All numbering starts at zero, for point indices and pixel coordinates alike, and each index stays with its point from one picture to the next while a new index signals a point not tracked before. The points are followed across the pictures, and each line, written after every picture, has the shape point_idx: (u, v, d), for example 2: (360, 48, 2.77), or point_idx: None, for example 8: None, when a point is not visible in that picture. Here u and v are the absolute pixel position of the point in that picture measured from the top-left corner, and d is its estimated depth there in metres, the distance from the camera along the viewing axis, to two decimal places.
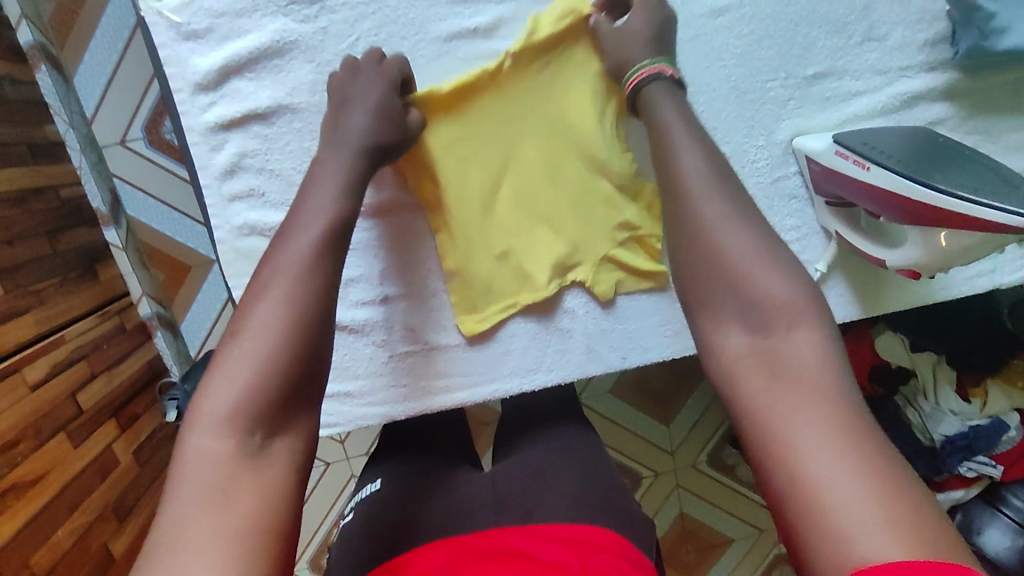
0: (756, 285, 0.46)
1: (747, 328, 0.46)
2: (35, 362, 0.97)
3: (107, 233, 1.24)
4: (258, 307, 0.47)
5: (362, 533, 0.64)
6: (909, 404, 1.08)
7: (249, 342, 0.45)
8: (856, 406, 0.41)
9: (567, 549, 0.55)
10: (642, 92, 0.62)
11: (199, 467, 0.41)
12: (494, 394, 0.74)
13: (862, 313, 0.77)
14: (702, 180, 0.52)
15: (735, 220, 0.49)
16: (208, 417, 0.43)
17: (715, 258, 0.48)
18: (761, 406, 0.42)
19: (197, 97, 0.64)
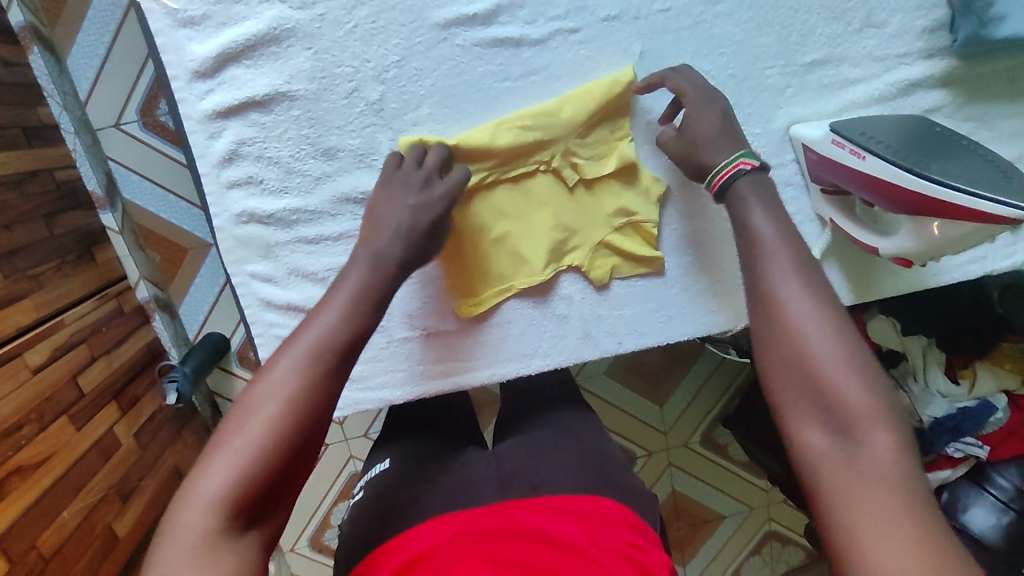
0: (836, 390, 0.45)
1: (830, 433, 0.44)
2: (35, 346, 0.97)
3: (103, 216, 1.24)
4: (263, 382, 0.45)
5: (371, 512, 0.66)
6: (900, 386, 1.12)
7: (248, 421, 0.44)
8: (896, 514, 0.40)
9: (577, 524, 0.58)
10: (728, 190, 0.56)
11: (176, 552, 0.40)
12: (484, 378, 0.76)
13: (854, 297, 0.80)
14: (793, 260, 0.50)
15: (821, 310, 0.47)
16: (198, 497, 0.42)
17: (804, 363, 0.46)
18: (834, 503, 0.42)
19: (194, 84, 0.64)
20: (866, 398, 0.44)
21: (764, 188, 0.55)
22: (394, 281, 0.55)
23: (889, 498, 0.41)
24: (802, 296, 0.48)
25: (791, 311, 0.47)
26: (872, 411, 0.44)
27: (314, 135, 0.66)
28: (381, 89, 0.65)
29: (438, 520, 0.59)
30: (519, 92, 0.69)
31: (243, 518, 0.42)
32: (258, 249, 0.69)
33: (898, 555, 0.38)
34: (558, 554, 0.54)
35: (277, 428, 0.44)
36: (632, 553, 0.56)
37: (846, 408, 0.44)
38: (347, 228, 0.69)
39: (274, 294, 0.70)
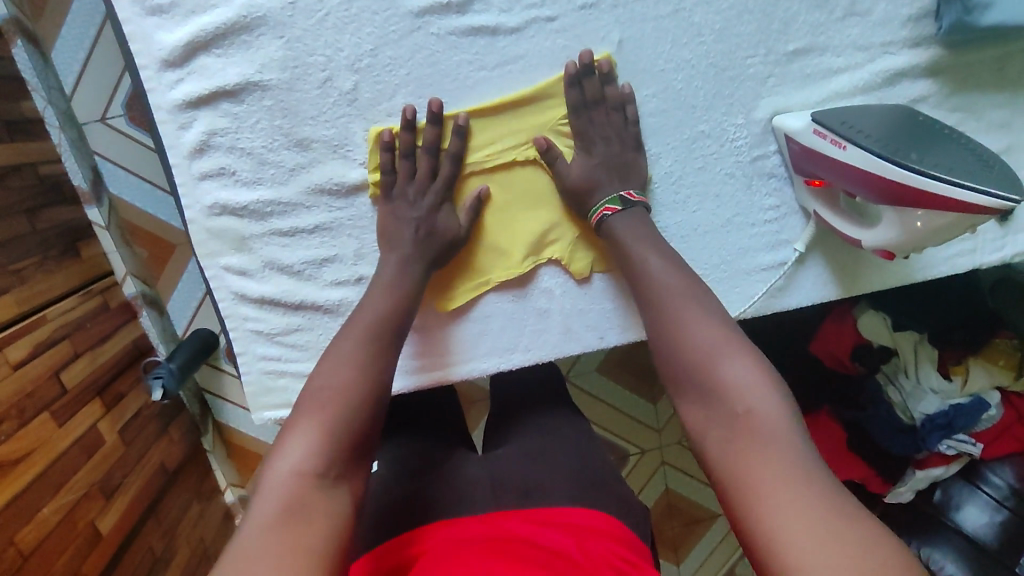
0: (724, 373, 0.53)
1: (716, 413, 0.52)
2: (17, 342, 0.97)
3: (89, 211, 1.23)
4: (335, 361, 0.57)
5: (364, 516, 0.65)
6: (890, 383, 1.10)
7: (329, 388, 0.54)
8: (792, 451, 0.48)
9: (564, 535, 0.57)
10: (605, 225, 0.68)
11: (277, 481, 0.47)
12: (464, 373, 0.75)
13: (839, 292, 0.78)
14: (672, 279, 0.62)
15: (705, 315, 0.58)
16: (299, 443, 0.50)
17: (695, 356, 0.56)
18: (731, 454, 0.50)
19: (164, 74, 0.63)
20: (757, 373, 0.53)
21: (650, 230, 0.67)
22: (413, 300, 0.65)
23: (778, 442, 0.48)
24: (692, 306, 0.59)
25: (685, 319, 0.58)
26: (756, 385, 0.52)
27: (287, 126, 0.65)
28: (354, 78, 0.64)
29: (437, 528, 0.59)
30: (495, 82, 0.67)
31: (333, 473, 0.50)
32: (232, 241, 0.68)
33: (798, 484, 0.45)
34: (546, 552, 0.53)
35: (346, 397, 0.54)
36: (620, 564, 0.54)
37: (733, 388, 0.52)
38: (322, 221, 0.68)
39: (248, 287, 0.69)
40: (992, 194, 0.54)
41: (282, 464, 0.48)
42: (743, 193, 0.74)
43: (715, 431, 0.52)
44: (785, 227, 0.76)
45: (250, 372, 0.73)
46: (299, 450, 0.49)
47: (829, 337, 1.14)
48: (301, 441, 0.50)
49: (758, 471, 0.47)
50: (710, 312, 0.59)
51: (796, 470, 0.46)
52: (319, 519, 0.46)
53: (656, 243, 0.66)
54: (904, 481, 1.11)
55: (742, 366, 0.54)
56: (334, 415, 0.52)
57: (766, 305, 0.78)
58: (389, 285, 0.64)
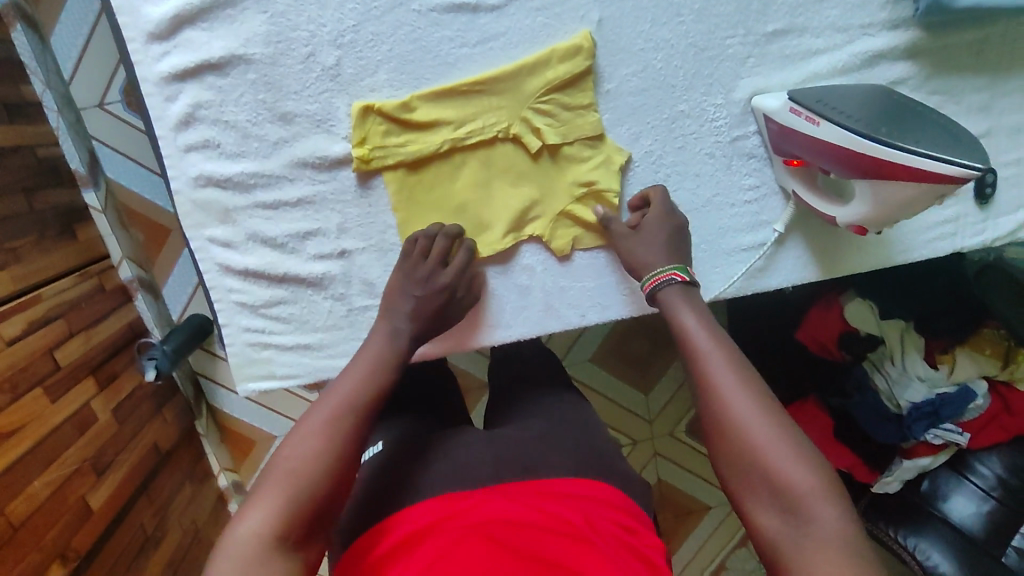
0: (774, 464, 0.50)
1: (779, 513, 0.49)
2: (10, 318, 0.98)
3: (86, 194, 1.24)
4: (305, 430, 0.54)
5: (366, 495, 0.64)
6: (876, 370, 1.09)
7: (293, 462, 0.52)
8: (849, 557, 0.46)
9: (569, 507, 0.58)
10: (658, 295, 0.64)
11: (235, 557, 0.47)
12: (446, 349, 0.76)
13: (820, 274, 0.79)
14: (712, 344, 0.57)
15: (742, 390, 0.54)
16: (257, 521, 0.49)
17: (742, 443, 0.52)
18: (793, 560, 0.47)
19: (151, 46, 0.64)
20: (806, 468, 0.50)
21: (694, 299, 0.62)
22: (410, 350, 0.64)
23: (838, 553, 0.46)
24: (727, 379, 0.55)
25: (724, 396, 0.54)
26: (815, 487, 0.49)
27: (271, 100, 0.66)
28: (337, 54, 0.66)
29: (422, 506, 0.59)
30: (477, 59, 0.68)
31: (292, 541, 0.49)
32: (216, 214, 0.69)
33: None
34: (550, 530, 0.54)
35: (316, 468, 0.52)
36: (622, 535, 0.56)
37: (789, 484, 0.49)
38: (305, 194, 0.69)
39: (233, 259, 0.71)
40: (955, 163, 0.55)
41: (240, 532, 0.48)
42: (723, 173, 0.75)
43: (779, 530, 0.49)
44: (765, 207, 0.77)
45: (234, 343, 0.74)
46: (259, 516, 0.49)
47: (816, 325, 1.11)
48: (257, 515, 0.49)
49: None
50: (752, 386, 0.54)
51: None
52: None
53: (693, 305, 0.61)
54: (891, 471, 1.11)
55: (794, 459, 0.50)
56: (297, 488, 0.51)
57: (747, 285, 0.78)
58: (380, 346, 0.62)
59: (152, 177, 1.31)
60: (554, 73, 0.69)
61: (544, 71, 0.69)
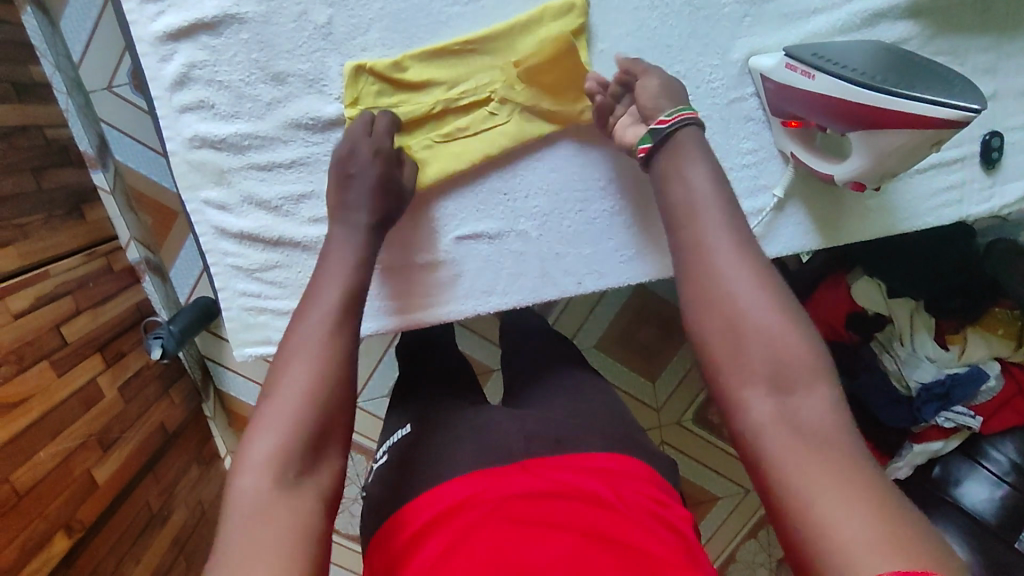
0: (778, 346, 0.47)
1: (773, 398, 0.45)
2: (19, 292, 1.00)
3: (95, 176, 1.26)
4: (298, 350, 0.51)
5: (397, 476, 0.62)
6: (885, 351, 1.05)
7: (287, 386, 0.49)
8: (850, 443, 0.43)
9: (599, 480, 0.55)
10: (678, 132, 0.58)
11: (244, 502, 0.44)
12: (420, 319, 0.75)
13: (820, 243, 0.77)
14: (713, 215, 0.53)
15: (743, 266, 0.50)
16: (254, 461, 0.46)
17: (738, 323, 0.48)
18: (784, 450, 0.43)
19: (146, 7, 0.65)
20: (805, 351, 0.47)
21: (704, 149, 0.58)
22: None
23: (837, 437, 0.43)
24: (726, 252, 0.51)
25: (722, 274, 0.50)
26: (813, 371, 0.46)
27: (264, 60, 0.66)
28: (329, 12, 0.66)
29: (460, 481, 0.56)
30: (470, 18, 0.68)
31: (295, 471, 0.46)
32: (211, 175, 0.70)
33: (864, 483, 0.40)
34: (577, 502, 0.52)
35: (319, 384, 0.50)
36: (656, 509, 0.54)
37: (789, 368, 0.46)
38: (299, 155, 0.70)
39: (228, 221, 0.71)
40: (950, 104, 0.54)
41: (246, 473, 0.45)
42: (721, 136, 0.74)
43: (770, 416, 0.45)
44: (764, 172, 0.75)
45: (231, 308, 0.74)
46: (268, 443, 0.47)
47: (822, 305, 1.09)
48: (262, 448, 0.46)
49: (806, 469, 0.42)
50: (754, 268, 0.50)
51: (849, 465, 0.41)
52: (291, 530, 0.43)
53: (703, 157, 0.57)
54: (901, 456, 1.06)
55: (796, 344, 0.47)
56: (299, 415, 0.48)
57: None
58: (358, 257, 0.59)
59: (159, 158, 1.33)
60: (546, 32, 0.68)
61: (537, 30, 0.68)
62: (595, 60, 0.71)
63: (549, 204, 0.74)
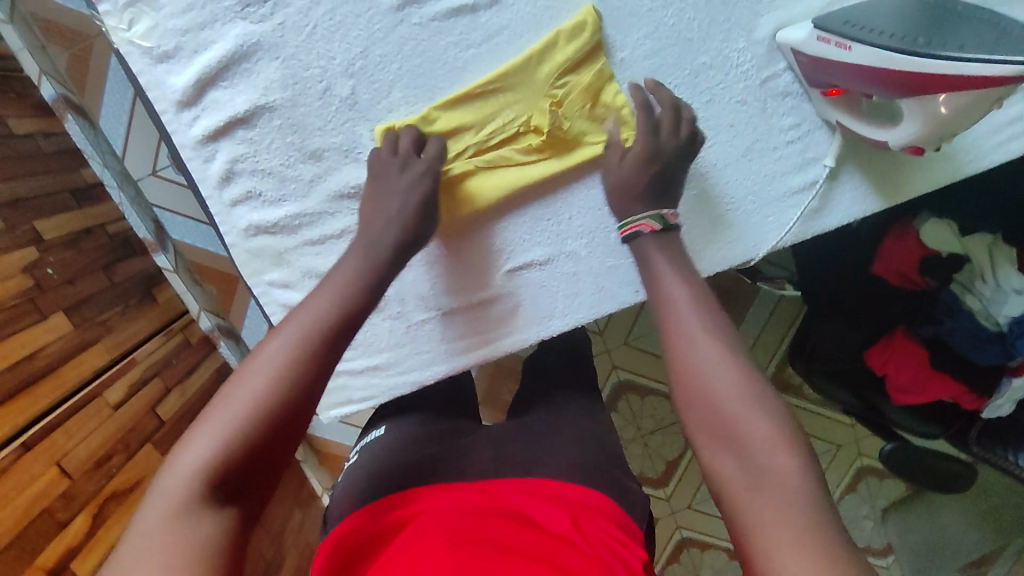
0: (741, 417, 0.50)
1: (738, 459, 0.48)
2: (113, 384, 1.09)
3: (158, 258, 1.27)
4: (253, 365, 0.52)
5: (363, 475, 0.67)
6: (967, 292, 0.91)
7: (236, 398, 0.50)
8: (812, 508, 0.45)
9: (558, 511, 0.56)
10: (633, 244, 0.66)
11: (161, 506, 0.45)
12: (483, 355, 0.77)
13: (883, 204, 0.74)
14: (694, 305, 0.58)
15: (714, 340, 0.55)
16: (185, 466, 0.47)
17: (708, 395, 0.52)
18: (745, 512, 0.46)
19: (182, 114, 0.69)
20: (768, 423, 0.49)
21: (669, 246, 0.64)
22: (356, 309, 0.59)
23: (795, 498, 0.45)
24: (694, 325, 0.56)
25: (694, 348, 0.55)
26: (774, 438, 0.48)
27: (299, 141, 0.69)
28: (351, 83, 0.67)
29: (434, 499, 0.59)
30: (484, 58, 0.68)
31: (222, 492, 0.47)
32: (271, 258, 0.74)
33: (813, 551, 0.42)
34: (534, 532, 0.53)
35: (276, 403, 0.50)
36: (616, 545, 0.54)
37: (750, 437, 0.49)
38: (347, 224, 0.72)
39: (293, 297, 0.75)
40: (1006, 57, 0.51)
41: (173, 478, 0.46)
42: (758, 118, 0.72)
43: (739, 480, 0.48)
44: (810, 144, 0.73)
45: None
46: (201, 452, 0.48)
47: (890, 254, 0.95)
48: (193, 458, 0.47)
49: (773, 538, 0.43)
50: (729, 351, 0.54)
51: (811, 530, 0.43)
52: (194, 544, 0.44)
53: (678, 268, 0.62)
54: (999, 393, 0.93)
55: (763, 415, 0.50)
56: (239, 434, 0.49)
57: (804, 230, 0.75)
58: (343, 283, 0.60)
59: (201, 225, 1.30)
60: (561, 54, 0.67)
61: (553, 55, 0.68)
62: (617, 69, 0.70)
63: (597, 222, 0.74)
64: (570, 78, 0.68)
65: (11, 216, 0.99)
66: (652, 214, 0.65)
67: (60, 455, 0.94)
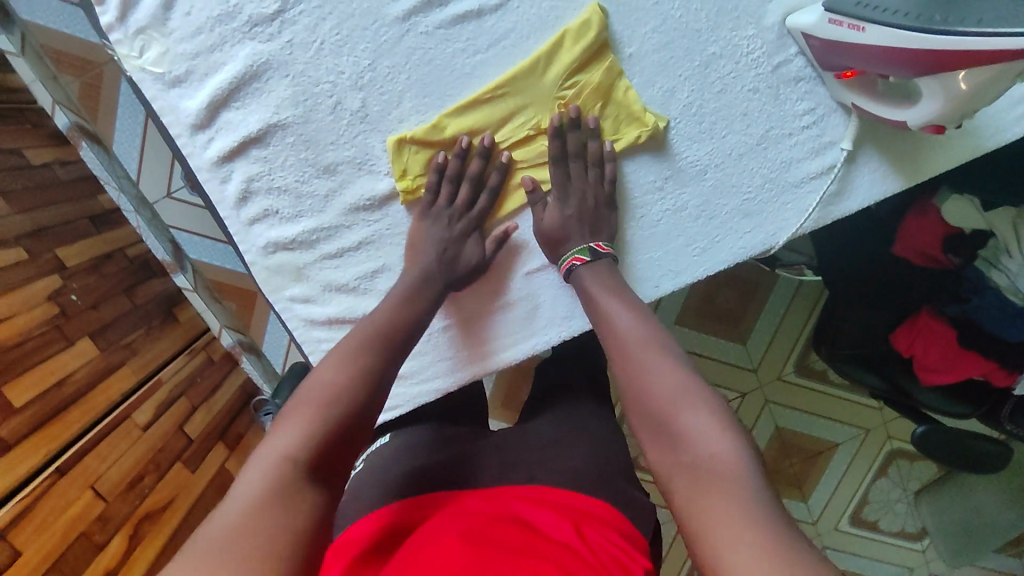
0: (683, 415, 0.55)
1: (681, 452, 0.53)
2: (141, 405, 1.10)
3: (177, 278, 1.28)
4: (326, 366, 0.61)
5: (368, 481, 0.68)
6: (994, 267, 0.89)
7: (316, 388, 0.58)
8: (750, 481, 0.48)
9: (562, 517, 0.57)
10: (571, 276, 0.70)
11: (257, 474, 0.50)
12: (507, 360, 0.76)
13: (905, 183, 0.73)
14: (636, 325, 0.64)
15: (658, 354, 0.61)
16: (279, 439, 0.53)
17: (654, 404, 0.57)
18: (688, 499, 0.49)
19: (196, 137, 0.69)
20: (709, 416, 0.54)
21: (612, 271, 0.70)
22: (408, 323, 0.68)
23: (734, 474, 0.49)
24: (641, 342, 0.62)
25: (646, 360, 0.60)
26: (713, 427, 0.53)
27: (313, 157, 0.69)
28: (361, 96, 0.67)
29: (448, 507, 0.60)
30: (492, 62, 0.68)
31: (310, 464, 0.52)
32: (290, 273, 0.74)
33: (748, 518, 0.45)
34: (537, 538, 0.53)
35: (344, 398, 0.58)
36: (618, 553, 0.54)
37: (690, 428, 0.53)
38: (364, 236, 0.72)
39: (315, 312, 0.75)
40: None
41: (266, 452, 0.52)
42: (771, 105, 0.71)
43: (683, 469, 0.51)
44: (826, 128, 0.71)
45: None
46: (293, 430, 0.54)
47: (911, 234, 0.94)
48: (285, 434, 0.54)
49: (712, 510, 0.46)
50: (671, 363, 0.60)
51: (749, 499, 0.46)
52: (290, 505, 0.48)
53: (618, 294, 0.68)
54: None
55: (703, 410, 0.54)
56: (319, 415, 0.56)
57: (824, 215, 0.74)
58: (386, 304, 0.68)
59: (218, 244, 1.28)
60: (568, 54, 0.67)
61: (561, 56, 0.67)
62: (626, 65, 0.69)
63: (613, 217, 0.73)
64: (578, 77, 0.68)
65: (34, 246, 1.01)
66: (583, 247, 0.70)
67: (93, 479, 0.96)
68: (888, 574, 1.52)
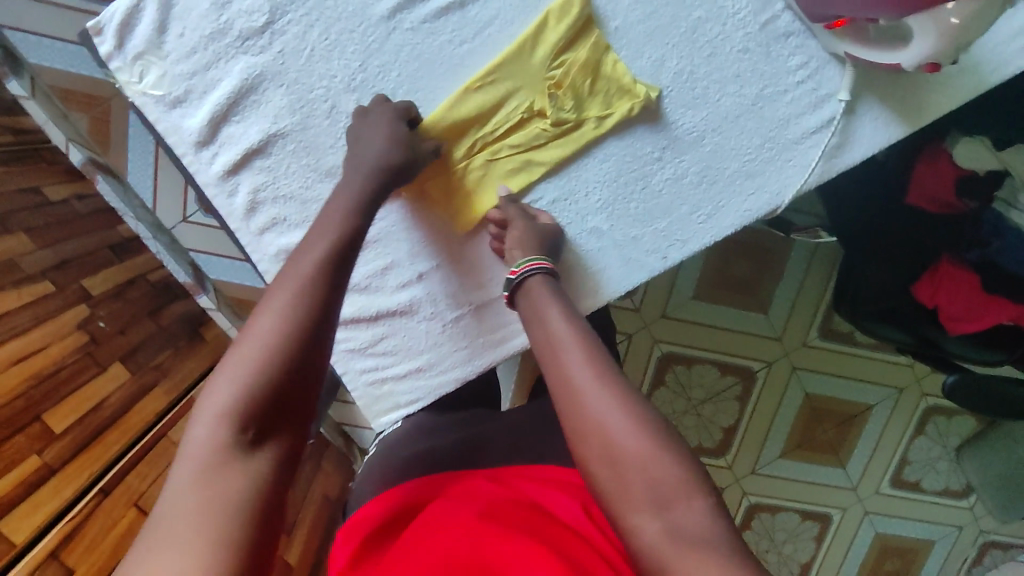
0: (647, 462, 0.46)
1: (655, 515, 0.44)
2: (175, 423, 1.13)
3: (201, 299, 1.33)
4: (259, 315, 0.52)
5: (381, 468, 0.69)
6: (1011, 207, 0.90)
7: (248, 346, 0.50)
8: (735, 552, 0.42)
9: (568, 496, 0.58)
10: (526, 283, 0.66)
11: (191, 461, 0.44)
12: (520, 343, 0.77)
13: (907, 130, 0.71)
14: (585, 348, 0.55)
15: (607, 385, 0.51)
16: (211, 412, 0.47)
17: (611, 449, 0.48)
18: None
19: (201, 153, 0.71)
20: (676, 467, 0.46)
21: (554, 290, 0.64)
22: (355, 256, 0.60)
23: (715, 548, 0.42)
24: (585, 372, 0.53)
25: (596, 387, 0.51)
26: (684, 478, 0.46)
27: (314, 162, 0.71)
28: (354, 97, 0.69)
29: (457, 487, 0.61)
30: (479, 51, 0.69)
31: (249, 437, 0.46)
32: None
33: None
34: (542, 516, 0.54)
35: (281, 350, 0.50)
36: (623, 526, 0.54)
37: (660, 481, 0.45)
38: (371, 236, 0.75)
39: None
40: None
41: (198, 435, 0.46)
42: (763, 63, 0.70)
43: (660, 538, 0.43)
44: (822, 81, 0.70)
45: (357, 387, 0.81)
46: (227, 397, 0.47)
47: (922, 179, 0.91)
48: (214, 408, 0.47)
49: None
50: (622, 395, 0.50)
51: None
52: (228, 495, 0.43)
53: (565, 314, 0.60)
54: None
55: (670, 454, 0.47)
56: (255, 376, 0.48)
57: (826, 170, 0.73)
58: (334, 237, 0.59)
59: (237, 263, 1.39)
60: (552, 35, 0.68)
61: (546, 37, 0.68)
62: (612, 39, 0.70)
63: (613, 194, 0.74)
64: (563, 59, 0.69)
65: (60, 278, 1.04)
66: (538, 256, 0.67)
67: (136, 497, 0.99)
68: (936, 532, 1.49)
